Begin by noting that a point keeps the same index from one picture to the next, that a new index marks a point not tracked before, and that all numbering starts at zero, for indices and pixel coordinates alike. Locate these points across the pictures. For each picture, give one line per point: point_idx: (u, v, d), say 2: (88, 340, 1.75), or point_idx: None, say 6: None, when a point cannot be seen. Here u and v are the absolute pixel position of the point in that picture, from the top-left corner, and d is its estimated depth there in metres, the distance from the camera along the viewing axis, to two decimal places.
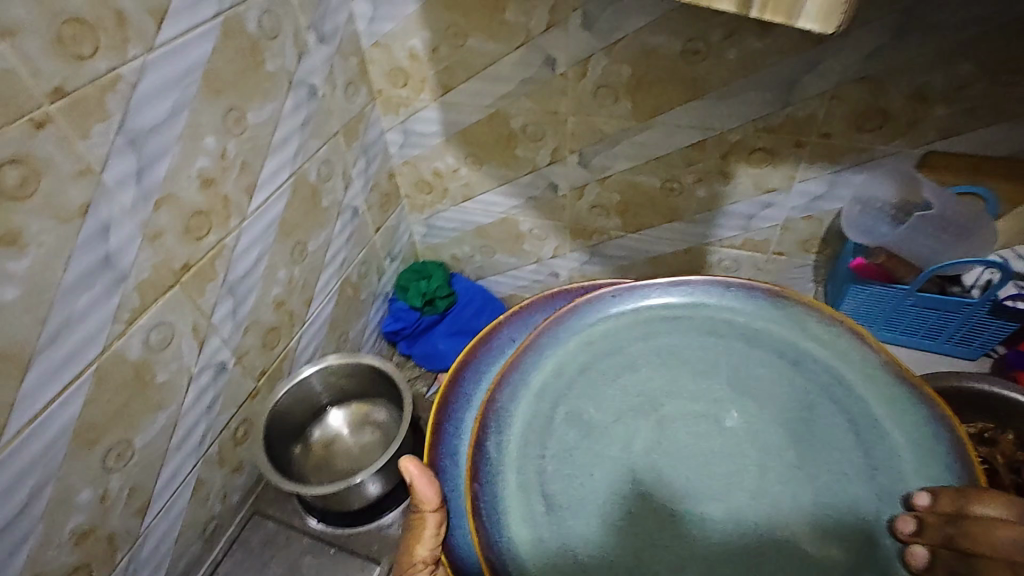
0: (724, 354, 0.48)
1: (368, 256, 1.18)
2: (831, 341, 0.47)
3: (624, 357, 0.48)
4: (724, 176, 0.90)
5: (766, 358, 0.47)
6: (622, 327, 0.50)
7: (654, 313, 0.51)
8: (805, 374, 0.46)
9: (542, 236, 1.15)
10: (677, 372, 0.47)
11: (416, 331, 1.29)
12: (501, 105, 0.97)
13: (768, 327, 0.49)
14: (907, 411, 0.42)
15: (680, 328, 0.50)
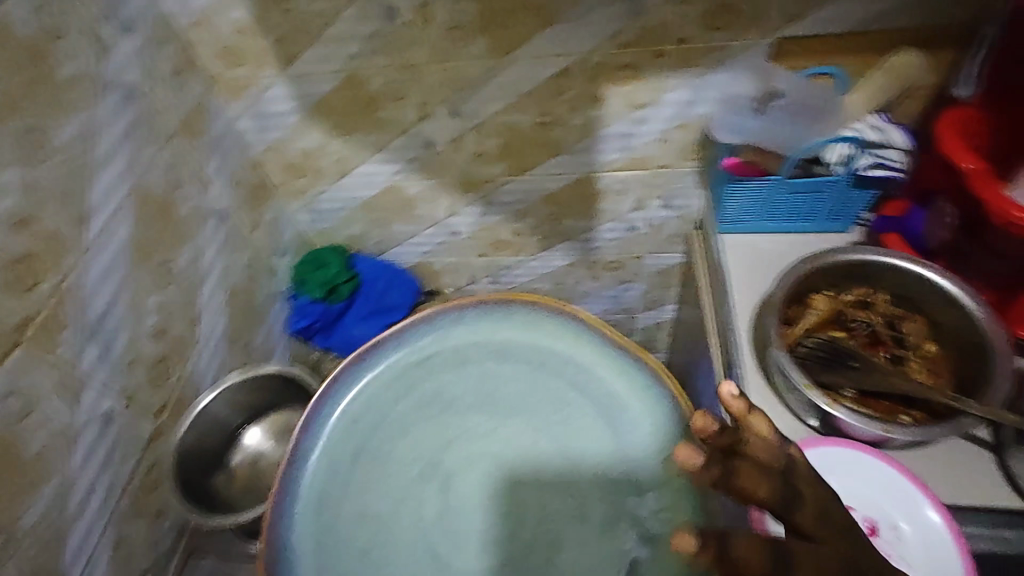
0: (484, 371, 0.63)
1: (251, 260, 1.06)
2: (556, 327, 0.64)
3: (424, 392, 0.62)
4: (594, 100, 0.89)
5: (513, 373, 0.63)
6: (394, 388, 0.61)
7: (415, 367, 0.62)
8: (537, 383, 0.62)
9: (431, 198, 1.11)
10: (454, 398, 0.62)
11: (327, 323, 1.21)
12: (352, 67, 0.88)
13: (511, 331, 0.64)
14: (613, 366, 0.62)
15: (447, 375, 0.62)
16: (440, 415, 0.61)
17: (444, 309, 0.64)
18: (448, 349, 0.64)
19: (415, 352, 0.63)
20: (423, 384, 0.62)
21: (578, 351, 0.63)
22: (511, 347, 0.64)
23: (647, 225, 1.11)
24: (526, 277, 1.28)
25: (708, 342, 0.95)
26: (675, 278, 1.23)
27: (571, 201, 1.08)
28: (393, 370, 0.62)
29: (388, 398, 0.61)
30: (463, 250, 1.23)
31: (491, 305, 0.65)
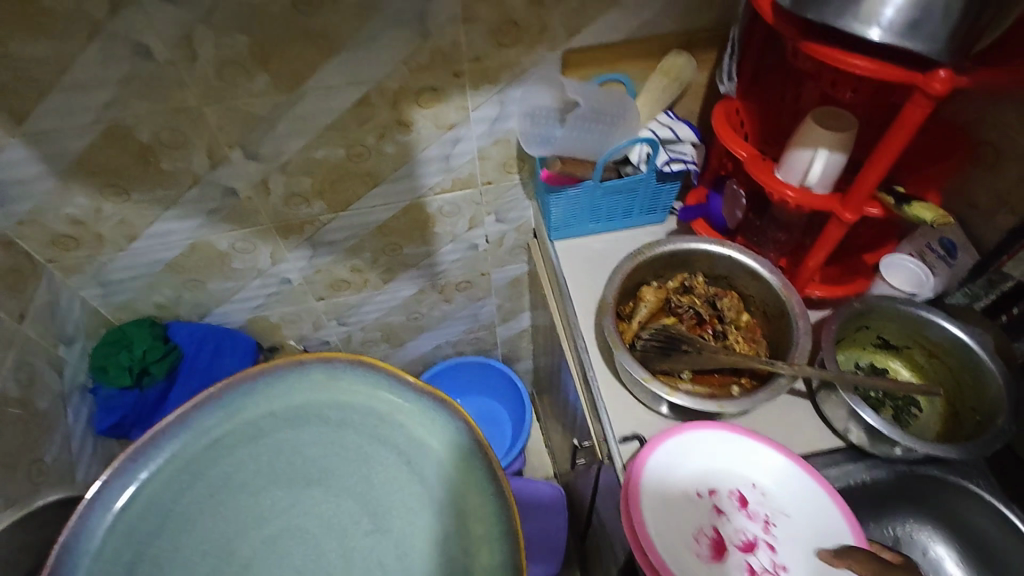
0: (276, 452, 0.53)
1: (26, 358, 0.86)
2: (356, 381, 0.56)
3: (199, 496, 0.50)
4: (403, 126, 0.85)
5: (312, 433, 0.54)
6: (173, 491, 0.50)
7: (198, 457, 0.52)
8: (344, 435, 0.54)
9: (248, 248, 0.99)
10: (237, 493, 0.51)
11: (144, 413, 1.01)
12: (109, 116, 0.75)
13: (303, 396, 0.56)
14: (421, 410, 0.55)
15: (234, 457, 0.52)
16: (221, 521, 0.50)
17: (212, 388, 0.54)
18: (225, 436, 0.53)
19: (184, 449, 0.52)
20: (198, 487, 0.51)
21: (381, 402, 0.55)
22: (304, 415, 0.55)
23: (487, 241, 1.10)
24: (375, 313, 1.21)
25: (564, 347, 0.96)
26: (525, 286, 1.24)
27: (404, 229, 1.03)
28: (155, 478, 0.51)
29: (148, 514, 0.49)
30: (298, 297, 1.12)
31: (275, 373, 0.56)
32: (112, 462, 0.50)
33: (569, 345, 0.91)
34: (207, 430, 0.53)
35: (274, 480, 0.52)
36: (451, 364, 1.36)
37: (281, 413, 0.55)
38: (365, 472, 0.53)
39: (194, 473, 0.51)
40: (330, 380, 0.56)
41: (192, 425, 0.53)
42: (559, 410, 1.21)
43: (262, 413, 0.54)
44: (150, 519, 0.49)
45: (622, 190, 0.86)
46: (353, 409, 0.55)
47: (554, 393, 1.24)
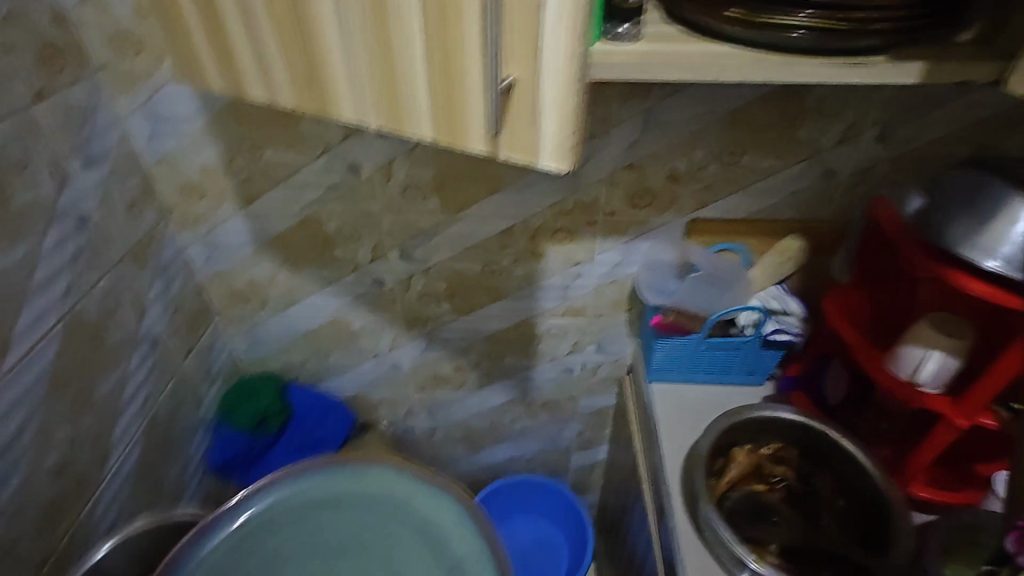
0: (312, 530, 0.66)
1: (182, 385, 1.00)
2: (384, 475, 0.70)
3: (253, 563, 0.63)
4: (536, 256, 0.98)
5: (344, 515, 0.67)
6: (232, 554, 0.64)
7: (250, 530, 0.65)
8: (371, 518, 0.67)
9: (376, 331, 1.12)
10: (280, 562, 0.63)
11: (251, 458, 1.11)
12: (311, 210, 0.94)
13: (337, 487, 0.69)
14: (437, 501, 0.68)
15: (280, 531, 0.65)
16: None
17: (267, 478, 0.69)
18: (273, 516, 0.66)
19: (241, 526, 0.66)
20: (251, 555, 0.64)
21: (402, 492, 0.68)
22: (338, 501, 0.68)
23: (582, 367, 1.17)
24: (463, 412, 1.28)
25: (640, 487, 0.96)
26: (609, 419, 1.26)
27: (512, 342, 1.13)
28: (219, 548, 0.64)
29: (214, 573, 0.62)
30: (402, 383, 1.22)
31: (319, 466, 0.70)
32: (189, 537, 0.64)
33: (650, 480, 0.91)
34: (260, 510, 0.67)
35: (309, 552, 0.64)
36: (521, 481, 1.36)
37: (321, 498, 0.68)
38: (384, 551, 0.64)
39: (248, 544, 0.64)
40: (363, 475, 0.70)
41: (245, 509, 0.66)
42: (622, 555, 1.16)
43: (308, 496, 0.68)
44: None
45: (726, 349, 0.91)
46: (379, 496, 0.68)
47: (618, 536, 1.20)
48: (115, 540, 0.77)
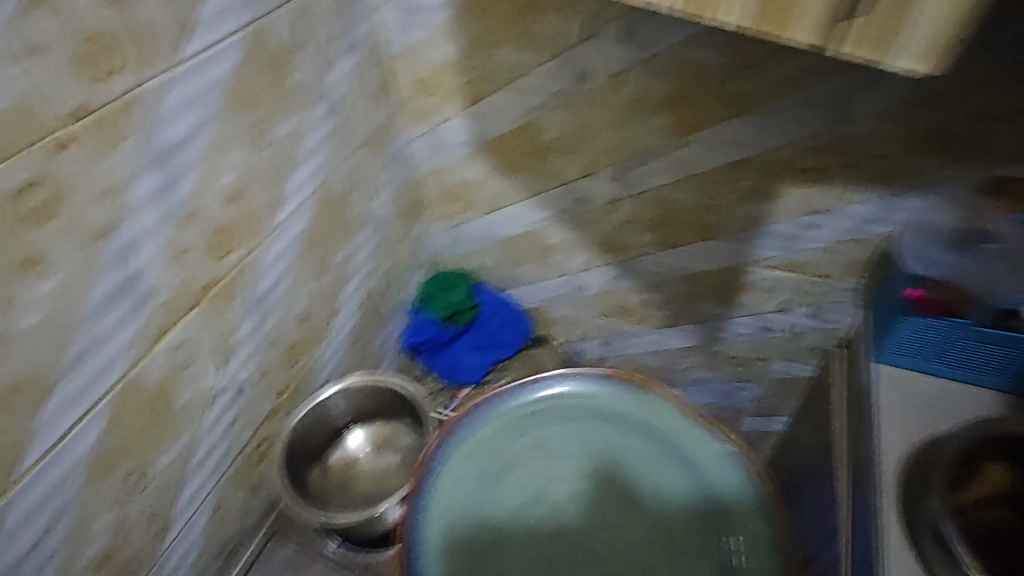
0: (577, 428, 0.65)
1: (394, 268, 1.10)
2: (659, 406, 0.65)
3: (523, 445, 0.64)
4: (768, 195, 0.86)
5: (612, 430, 0.65)
6: (502, 433, 0.64)
7: (519, 413, 0.65)
8: (639, 444, 0.64)
9: (570, 249, 1.10)
10: (545, 450, 0.64)
11: (439, 343, 1.21)
12: (533, 116, 0.91)
13: (611, 399, 0.66)
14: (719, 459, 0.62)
15: (547, 422, 0.65)
16: (538, 469, 0.63)
17: (545, 372, 0.67)
18: (543, 407, 0.66)
19: (511, 411, 0.65)
20: (519, 430, 0.65)
21: (678, 430, 0.64)
22: (608, 412, 0.65)
23: (784, 329, 1.05)
24: (636, 349, 1.24)
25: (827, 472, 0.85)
26: (799, 392, 1.14)
27: (712, 286, 1.04)
28: (496, 421, 0.65)
29: (483, 447, 0.63)
30: (583, 306, 1.21)
31: (593, 374, 0.67)
32: (464, 409, 0.64)
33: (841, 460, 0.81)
34: (537, 401, 0.66)
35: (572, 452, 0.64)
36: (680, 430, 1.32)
37: (593, 406, 0.66)
38: (646, 477, 0.63)
39: (520, 421, 0.65)
40: (636, 400, 0.65)
41: (523, 396, 0.66)
42: None
43: (576, 402, 0.66)
44: (487, 446, 0.63)
45: (1003, 347, 0.70)
46: (656, 431, 0.64)
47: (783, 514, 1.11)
48: (338, 387, 0.88)
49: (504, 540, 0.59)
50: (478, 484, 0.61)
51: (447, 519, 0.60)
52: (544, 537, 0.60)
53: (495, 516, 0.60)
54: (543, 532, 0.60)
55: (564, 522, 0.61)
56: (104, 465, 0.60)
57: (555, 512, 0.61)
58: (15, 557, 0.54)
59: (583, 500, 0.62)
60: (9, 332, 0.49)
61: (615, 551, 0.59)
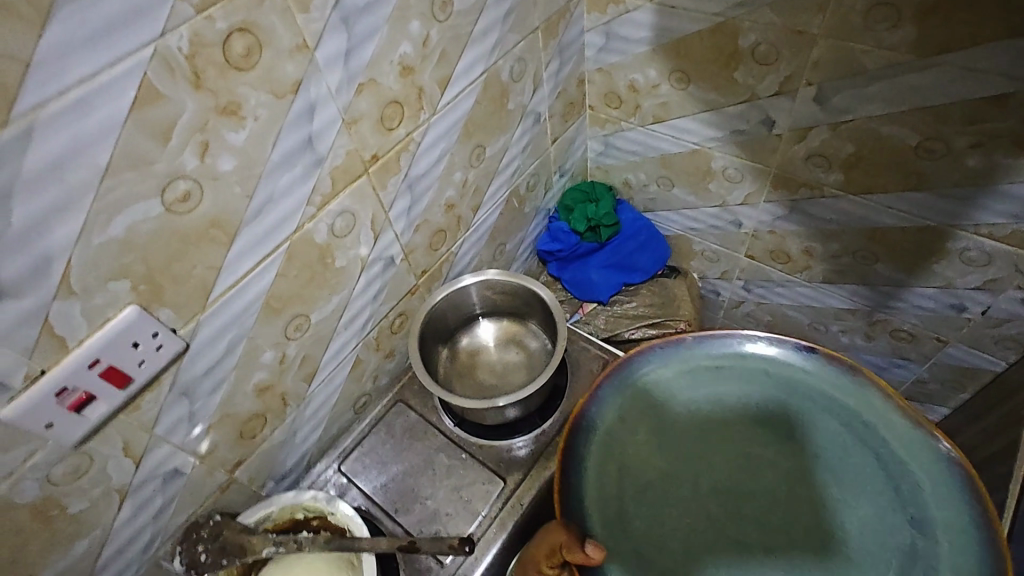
0: (766, 399, 0.62)
1: (542, 169, 1.06)
2: (848, 384, 0.61)
3: (699, 393, 0.63)
4: (1018, 146, 0.70)
5: (796, 400, 0.61)
6: (675, 377, 0.64)
7: (698, 364, 0.65)
8: (827, 420, 0.60)
9: (736, 178, 0.99)
10: (724, 410, 0.62)
11: (573, 256, 1.15)
12: (733, 14, 0.78)
13: (796, 365, 0.63)
14: (940, 481, 0.54)
15: (725, 381, 0.64)
16: (715, 425, 0.61)
17: (745, 330, 0.66)
18: (722, 365, 0.64)
19: (691, 358, 0.65)
20: (700, 379, 0.64)
21: (870, 410, 0.59)
22: (802, 388, 0.62)
23: (981, 312, 0.88)
24: (785, 300, 1.12)
25: (995, 480, 0.74)
26: (975, 385, 0.98)
27: (901, 246, 0.89)
28: (678, 365, 0.65)
29: (659, 390, 0.64)
30: (734, 243, 1.10)
31: (781, 341, 0.64)
32: (643, 346, 0.66)
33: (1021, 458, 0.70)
34: (728, 355, 0.65)
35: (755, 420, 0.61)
36: None
37: (776, 374, 0.63)
38: (841, 476, 0.56)
39: (706, 374, 0.64)
40: (826, 375, 0.62)
41: (711, 352, 0.65)
42: None
43: (758, 366, 0.64)
44: (665, 386, 0.64)
45: None
46: (863, 425, 0.58)
47: None
48: (476, 279, 0.91)
49: (662, 485, 0.58)
50: (653, 427, 0.62)
51: (597, 449, 0.61)
52: (707, 492, 0.58)
53: (659, 460, 0.60)
54: (708, 483, 0.58)
55: (720, 487, 0.58)
56: (273, 307, 0.67)
57: (725, 474, 0.59)
58: (201, 369, 0.62)
59: (762, 474, 0.58)
60: (211, 171, 0.53)
61: (790, 541, 0.54)
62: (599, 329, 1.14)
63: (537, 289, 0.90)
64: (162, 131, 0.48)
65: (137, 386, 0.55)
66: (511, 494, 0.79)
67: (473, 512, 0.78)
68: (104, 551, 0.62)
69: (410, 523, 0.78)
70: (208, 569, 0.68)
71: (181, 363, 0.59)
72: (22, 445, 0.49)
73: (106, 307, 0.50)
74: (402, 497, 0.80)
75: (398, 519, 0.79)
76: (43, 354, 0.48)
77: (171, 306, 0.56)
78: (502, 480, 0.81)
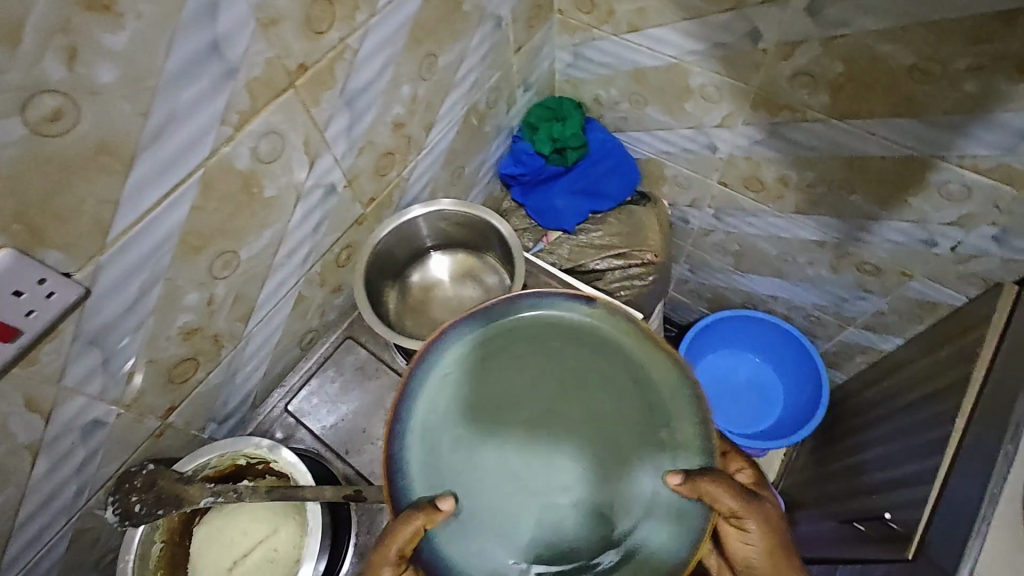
0: (566, 360, 0.55)
1: (504, 82, 0.95)
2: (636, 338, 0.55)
3: (498, 369, 0.55)
4: (1020, 71, 0.64)
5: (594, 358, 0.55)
6: (479, 349, 0.55)
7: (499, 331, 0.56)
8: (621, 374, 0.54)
9: (715, 97, 0.91)
10: (529, 361, 0.55)
11: (538, 179, 1.08)
12: None
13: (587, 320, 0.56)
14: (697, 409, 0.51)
15: (526, 343, 0.56)
16: (504, 393, 0.54)
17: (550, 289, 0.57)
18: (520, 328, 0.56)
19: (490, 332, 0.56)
20: (499, 359, 0.55)
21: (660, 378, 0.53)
22: (598, 338, 0.56)
23: (951, 248, 0.87)
24: (754, 231, 1.09)
25: (940, 415, 0.75)
26: (931, 319, 0.99)
27: (879, 177, 0.84)
28: (486, 334, 0.56)
29: (463, 370, 0.54)
30: (707, 169, 1.04)
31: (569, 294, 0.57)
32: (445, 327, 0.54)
33: (971, 393, 0.70)
34: (528, 318, 0.56)
35: (549, 372, 0.55)
36: (777, 324, 1.23)
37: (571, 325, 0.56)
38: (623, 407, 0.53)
39: (506, 345, 0.55)
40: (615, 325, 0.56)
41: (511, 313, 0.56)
42: (851, 454, 1.02)
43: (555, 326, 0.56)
44: (471, 366, 0.54)
45: None
46: (632, 366, 0.54)
47: (857, 435, 1.05)
48: (430, 209, 0.83)
49: (478, 469, 0.51)
50: (464, 409, 0.53)
51: (417, 439, 0.51)
52: (499, 468, 0.52)
53: (470, 441, 0.52)
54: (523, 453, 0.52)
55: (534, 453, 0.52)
56: (193, 244, 0.59)
57: (526, 437, 0.52)
58: (112, 315, 0.55)
59: (580, 459, 0.52)
60: (87, 83, 0.43)
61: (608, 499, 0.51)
62: (563, 259, 1.08)
63: (496, 221, 0.83)
64: (7, 30, 0.38)
65: (30, 339, 0.48)
66: None
67: None
68: (22, 508, 0.57)
69: (362, 464, 0.77)
70: (145, 519, 0.64)
71: (83, 310, 0.52)
72: None
73: None
74: (351, 437, 0.78)
75: (349, 461, 0.77)
76: None
77: (60, 247, 0.47)
78: None
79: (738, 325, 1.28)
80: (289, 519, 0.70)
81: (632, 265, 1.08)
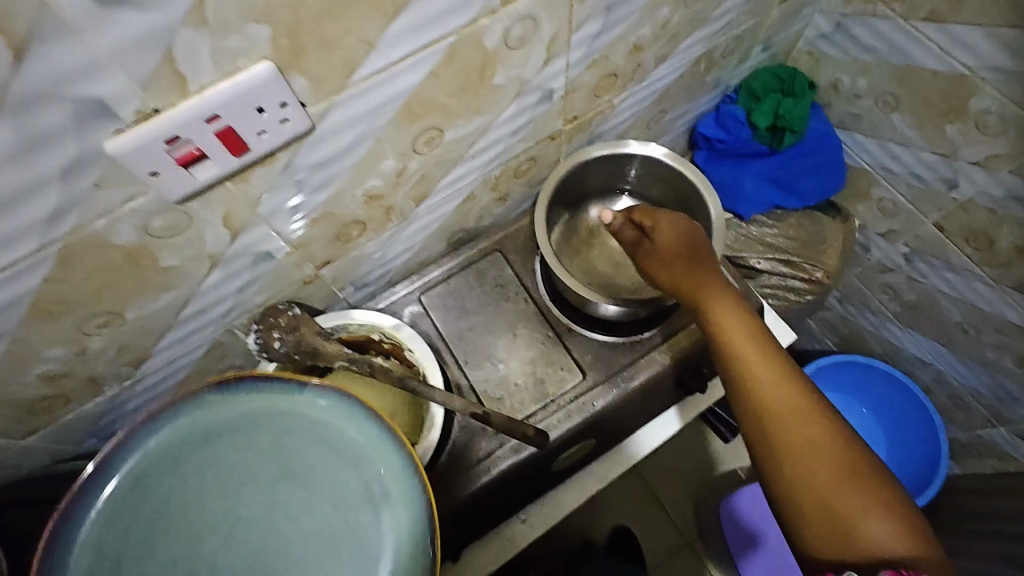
0: (253, 513, 0.43)
1: (750, 33, 0.83)
2: (326, 450, 0.45)
3: (156, 499, 0.42)
4: None
5: (282, 494, 0.44)
6: (168, 454, 0.44)
7: (193, 429, 0.45)
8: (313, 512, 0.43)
9: (992, 130, 0.76)
10: (227, 475, 0.44)
11: (734, 151, 0.97)
12: None
13: (300, 415, 0.46)
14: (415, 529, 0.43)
15: (228, 445, 0.44)
16: (173, 510, 0.42)
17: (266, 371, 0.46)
18: (203, 457, 0.44)
19: (181, 430, 0.44)
20: (147, 504, 0.42)
21: (353, 516, 0.43)
22: (316, 449, 0.45)
23: None
24: (946, 289, 0.95)
25: None
26: None
27: None
28: (169, 440, 0.44)
29: (126, 503, 0.42)
30: (928, 205, 0.90)
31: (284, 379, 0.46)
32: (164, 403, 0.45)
33: None
34: (134, 462, 0.43)
35: (207, 479, 0.43)
36: (915, 391, 1.10)
37: (267, 448, 0.45)
38: (315, 547, 0.42)
39: (153, 480, 0.43)
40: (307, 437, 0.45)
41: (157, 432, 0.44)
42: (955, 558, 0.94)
43: (236, 459, 0.44)
44: (151, 489, 0.43)
45: None
46: (322, 445, 0.45)
47: (969, 541, 0.95)
48: (633, 150, 0.76)
49: None
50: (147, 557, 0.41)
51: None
52: None
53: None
54: None
55: None
56: (413, 111, 0.55)
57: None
58: (318, 160, 0.53)
59: None
60: None
61: None
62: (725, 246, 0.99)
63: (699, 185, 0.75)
64: None
65: (250, 159, 0.47)
66: (588, 384, 0.74)
67: (542, 393, 0.74)
68: (185, 308, 0.59)
69: (476, 378, 0.75)
70: (280, 357, 0.66)
71: (300, 146, 0.50)
72: (123, 185, 0.43)
73: (238, 54, 0.39)
74: (474, 349, 0.76)
75: (464, 370, 0.75)
76: (159, 89, 0.38)
77: (309, 75, 0.44)
78: (580, 373, 0.75)
79: (865, 376, 1.16)
80: (406, 409, 0.72)
81: (795, 276, 0.98)
